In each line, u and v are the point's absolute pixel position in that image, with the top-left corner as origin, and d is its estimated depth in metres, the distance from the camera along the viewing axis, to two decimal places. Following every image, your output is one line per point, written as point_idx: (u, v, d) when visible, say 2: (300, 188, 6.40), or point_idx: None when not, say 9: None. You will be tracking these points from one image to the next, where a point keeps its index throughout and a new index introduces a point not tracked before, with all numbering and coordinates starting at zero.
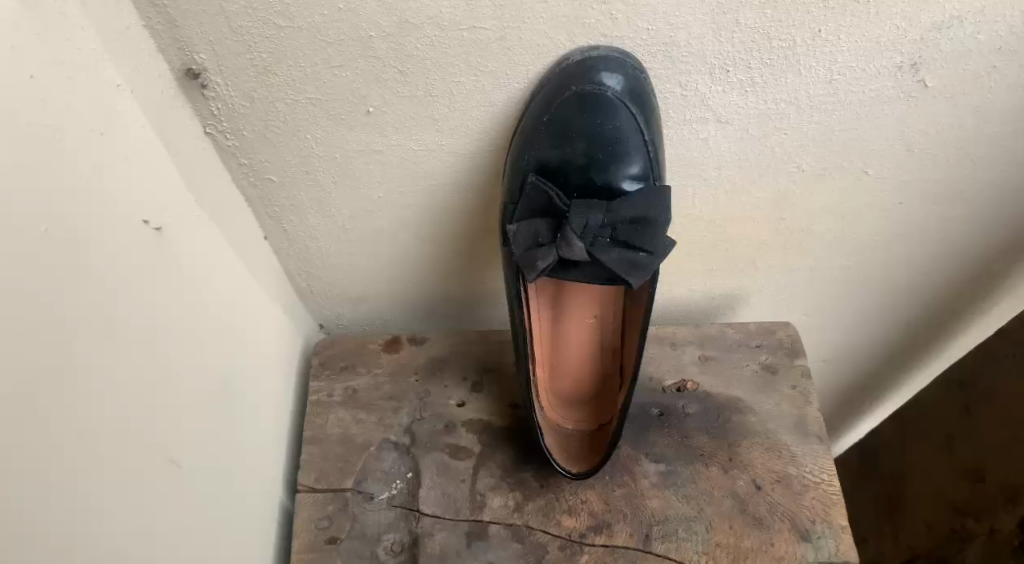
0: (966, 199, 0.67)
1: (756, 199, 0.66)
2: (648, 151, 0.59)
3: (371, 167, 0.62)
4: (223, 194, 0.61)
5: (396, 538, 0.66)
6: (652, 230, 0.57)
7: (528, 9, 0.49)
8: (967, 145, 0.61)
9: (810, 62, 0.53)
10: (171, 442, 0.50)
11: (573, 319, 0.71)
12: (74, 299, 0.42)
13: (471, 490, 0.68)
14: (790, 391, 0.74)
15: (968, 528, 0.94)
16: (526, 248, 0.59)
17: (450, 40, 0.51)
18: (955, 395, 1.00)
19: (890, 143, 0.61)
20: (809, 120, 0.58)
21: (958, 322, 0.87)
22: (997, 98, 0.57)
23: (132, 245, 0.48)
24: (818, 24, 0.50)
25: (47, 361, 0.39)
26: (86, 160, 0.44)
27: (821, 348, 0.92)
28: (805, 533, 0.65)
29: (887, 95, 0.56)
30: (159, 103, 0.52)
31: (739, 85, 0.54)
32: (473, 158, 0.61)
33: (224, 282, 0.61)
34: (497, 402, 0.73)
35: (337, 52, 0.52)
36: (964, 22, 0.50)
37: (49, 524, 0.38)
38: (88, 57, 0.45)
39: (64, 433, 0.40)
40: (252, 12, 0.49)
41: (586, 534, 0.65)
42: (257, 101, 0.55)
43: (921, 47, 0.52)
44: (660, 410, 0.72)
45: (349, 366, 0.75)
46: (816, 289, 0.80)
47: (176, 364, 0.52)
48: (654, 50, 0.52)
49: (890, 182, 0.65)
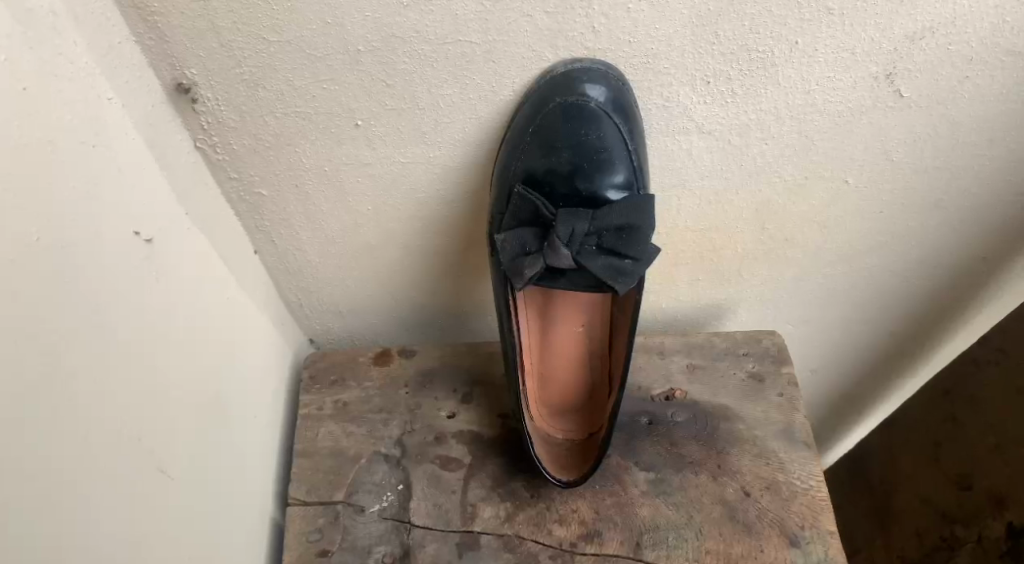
0: (945, 207, 0.69)
1: (740, 209, 0.67)
2: (632, 160, 0.60)
3: (360, 181, 0.62)
4: (213, 208, 0.62)
5: (387, 550, 0.66)
6: (637, 236, 0.58)
7: (512, 23, 0.50)
8: (944, 155, 0.63)
9: (788, 73, 0.54)
10: (164, 450, 0.51)
11: (562, 330, 0.71)
12: (64, 306, 0.42)
13: (462, 500, 0.68)
14: (777, 399, 0.74)
15: (957, 535, 0.95)
16: (513, 257, 0.61)
17: (438, 54, 0.52)
18: (941, 403, 1.01)
19: (868, 153, 0.62)
20: (788, 131, 0.59)
21: (944, 329, 0.88)
22: (971, 108, 0.58)
23: (123, 252, 0.49)
24: (795, 36, 0.52)
25: (44, 367, 0.40)
26: (78, 172, 0.45)
27: (809, 357, 0.93)
28: (795, 538, 0.66)
29: (864, 106, 0.57)
30: (150, 117, 0.53)
31: (721, 96, 0.56)
32: (461, 169, 0.62)
33: (213, 297, 0.61)
34: (487, 414, 0.73)
35: (325, 67, 0.53)
36: (936, 33, 0.52)
37: (51, 525, 0.39)
38: (79, 70, 0.46)
39: (62, 436, 0.41)
40: (242, 28, 0.50)
41: (577, 544, 0.65)
42: (248, 116, 0.56)
43: (896, 58, 0.54)
44: (649, 419, 0.73)
45: (339, 380, 0.76)
46: (801, 299, 0.81)
47: (168, 373, 0.52)
48: (636, 62, 0.54)
49: (871, 190, 0.66)
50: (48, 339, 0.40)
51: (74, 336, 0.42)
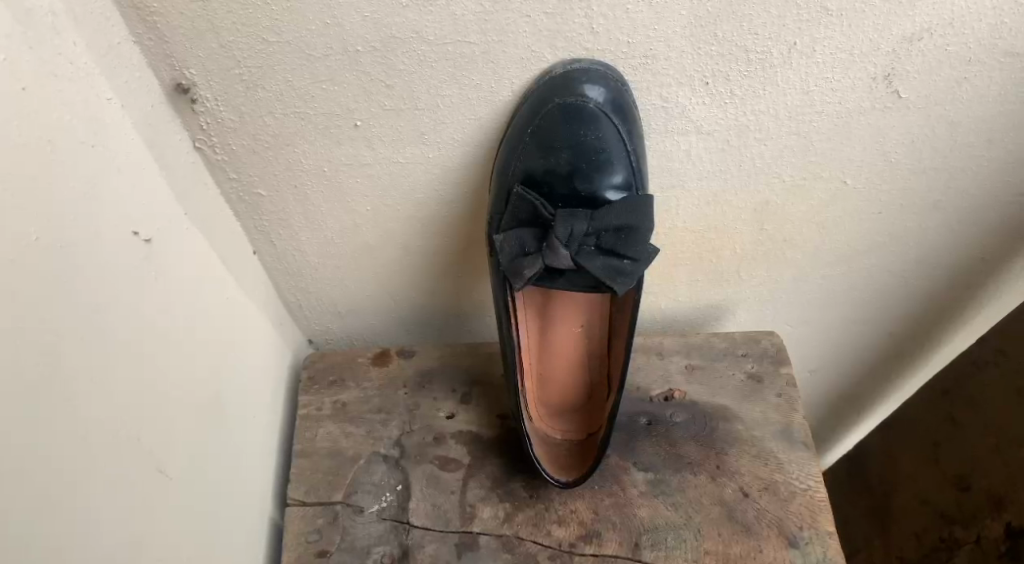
0: (944, 208, 0.69)
1: (738, 210, 0.67)
2: (631, 160, 0.60)
3: (359, 181, 0.62)
4: (212, 208, 0.62)
5: (386, 551, 0.66)
6: (637, 237, 0.58)
7: (511, 23, 0.50)
8: (942, 156, 0.63)
9: (787, 73, 0.55)
10: (163, 451, 0.51)
11: (562, 330, 0.72)
12: (64, 306, 0.42)
13: (461, 501, 0.68)
14: (776, 400, 0.74)
15: (955, 536, 0.95)
16: (512, 258, 0.61)
17: (437, 54, 0.52)
18: (940, 404, 1.01)
19: (867, 154, 0.62)
20: (787, 132, 0.59)
21: (943, 330, 0.88)
22: (969, 109, 0.58)
23: (122, 252, 0.49)
24: (794, 37, 0.52)
25: (43, 367, 0.40)
26: (77, 172, 0.45)
27: (807, 358, 0.94)
28: (794, 540, 0.65)
29: (862, 107, 0.58)
30: (149, 117, 0.53)
31: (719, 97, 0.56)
32: (461, 170, 0.62)
33: (212, 297, 0.61)
34: (486, 414, 0.73)
35: (324, 67, 0.53)
36: (934, 34, 0.52)
37: (52, 524, 0.39)
38: (78, 71, 0.46)
39: (62, 435, 0.41)
40: (242, 29, 0.50)
41: (576, 544, 0.65)
42: (247, 117, 0.56)
43: (894, 59, 0.54)
44: (647, 419, 0.73)
45: (338, 381, 0.76)
46: (800, 299, 0.81)
47: (167, 373, 0.52)
48: (635, 63, 0.54)
49: (869, 191, 0.66)
50: (48, 339, 0.40)
51: (73, 336, 0.43)
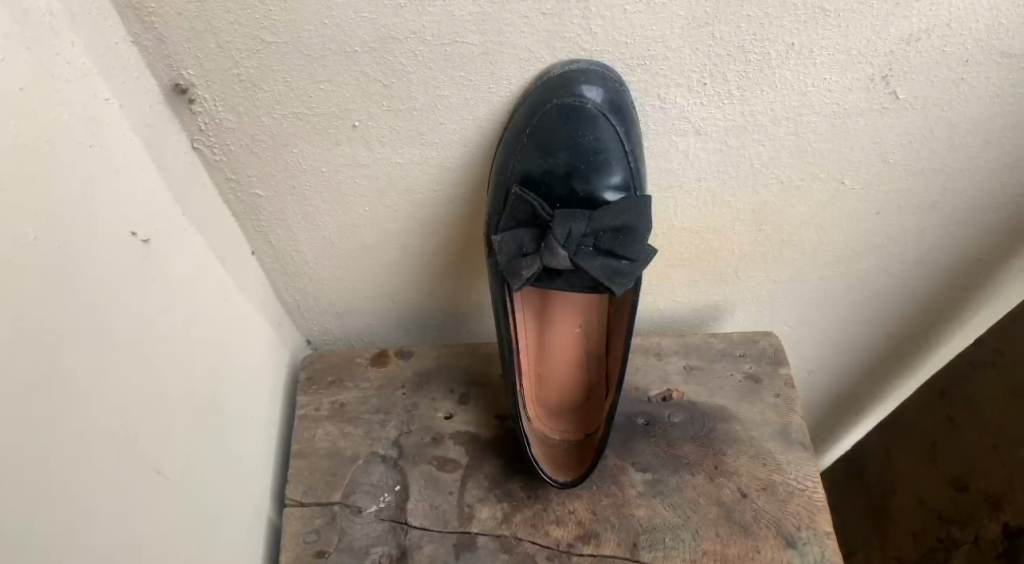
0: (941, 209, 0.69)
1: (736, 210, 0.67)
2: (630, 161, 0.60)
3: (357, 181, 0.62)
4: (211, 208, 0.62)
5: (385, 551, 0.66)
6: (635, 238, 0.58)
7: (509, 24, 0.50)
8: (940, 156, 0.63)
9: (785, 74, 0.55)
10: (161, 451, 0.51)
11: (560, 330, 0.72)
12: (63, 306, 0.42)
13: (460, 501, 0.68)
14: (774, 400, 0.74)
15: (953, 536, 0.95)
16: (511, 258, 0.60)
17: (435, 55, 0.52)
18: (938, 404, 1.01)
19: (865, 154, 0.62)
20: (785, 132, 0.59)
21: (941, 330, 0.88)
22: (966, 109, 0.58)
23: (120, 252, 0.49)
24: (791, 37, 0.52)
25: (41, 368, 0.40)
26: (74, 172, 0.45)
27: (806, 358, 0.94)
28: (792, 540, 0.66)
29: (860, 107, 0.58)
30: (148, 117, 0.53)
31: (717, 97, 0.56)
32: (459, 170, 0.62)
33: (211, 298, 0.61)
34: (485, 414, 0.73)
35: (322, 67, 0.53)
36: (931, 35, 0.52)
37: (52, 524, 0.39)
38: (76, 71, 0.46)
39: (60, 436, 0.41)
40: (240, 29, 0.50)
41: (574, 544, 0.65)
42: (245, 117, 0.56)
43: (892, 60, 0.54)
44: (645, 420, 0.73)
45: (336, 381, 0.76)
46: (799, 300, 0.81)
47: (166, 373, 0.52)
48: (632, 63, 0.54)
49: (867, 192, 0.66)
50: (47, 339, 0.40)
51: (72, 336, 0.43)
